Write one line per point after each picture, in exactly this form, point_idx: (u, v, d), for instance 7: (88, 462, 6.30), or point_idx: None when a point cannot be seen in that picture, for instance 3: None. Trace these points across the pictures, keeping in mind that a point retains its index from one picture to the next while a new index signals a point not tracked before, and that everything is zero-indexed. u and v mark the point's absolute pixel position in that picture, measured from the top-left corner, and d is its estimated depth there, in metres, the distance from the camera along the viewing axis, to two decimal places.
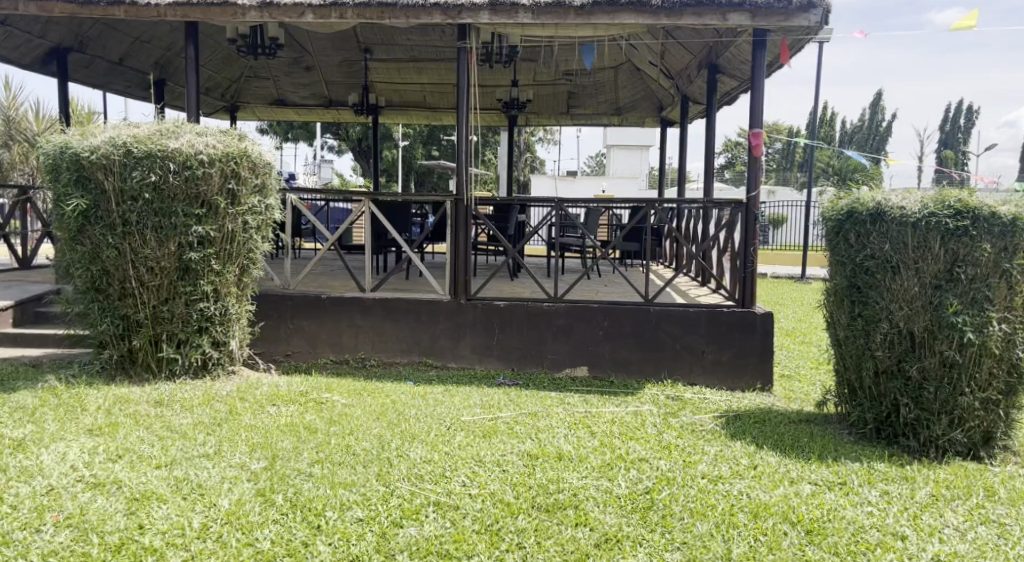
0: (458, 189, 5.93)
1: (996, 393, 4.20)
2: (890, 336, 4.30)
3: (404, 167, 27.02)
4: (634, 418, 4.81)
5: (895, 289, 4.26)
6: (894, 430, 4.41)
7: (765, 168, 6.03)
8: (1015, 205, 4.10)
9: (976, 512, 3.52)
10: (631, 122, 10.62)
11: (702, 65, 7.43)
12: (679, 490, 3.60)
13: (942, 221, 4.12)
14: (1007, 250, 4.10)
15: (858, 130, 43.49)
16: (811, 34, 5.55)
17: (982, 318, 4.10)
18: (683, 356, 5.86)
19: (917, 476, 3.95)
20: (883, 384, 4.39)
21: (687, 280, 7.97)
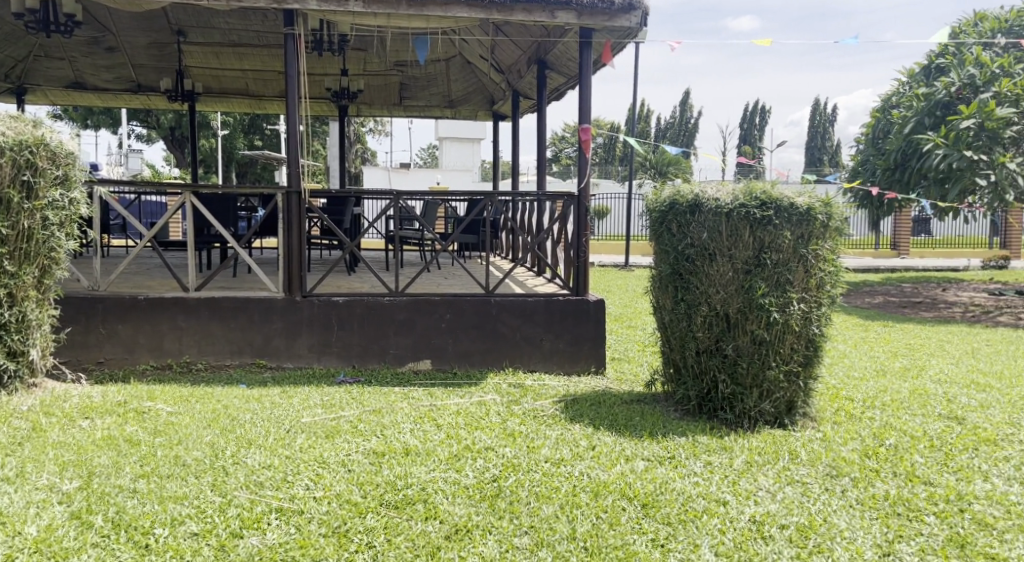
0: (291, 182, 5.70)
1: (797, 365, 4.67)
2: (709, 318, 4.66)
3: (224, 158, 25.47)
4: (478, 408, 4.88)
5: (713, 274, 4.62)
6: (714, 405, 4.80)
7: (594, 162, 6.30)
8: (808, 197, 4.58)
9: (783, 474, 3.92)
10: (463, 115, 10.71)
11: (531, 61, 7.63)
12: (525, 476, 3.70)
13: (750, 211, 4.53)
14: (804, 237, 4.53)
15: (670, 126, 46.63)
16: (631, 36, 5.85)
17: (785, 299, 4.54)
18: (521, 345, 6.01)
19: (733, 445, 4.32)
20: (704, 362, 4.76)
21: (524, 270, 8.17)
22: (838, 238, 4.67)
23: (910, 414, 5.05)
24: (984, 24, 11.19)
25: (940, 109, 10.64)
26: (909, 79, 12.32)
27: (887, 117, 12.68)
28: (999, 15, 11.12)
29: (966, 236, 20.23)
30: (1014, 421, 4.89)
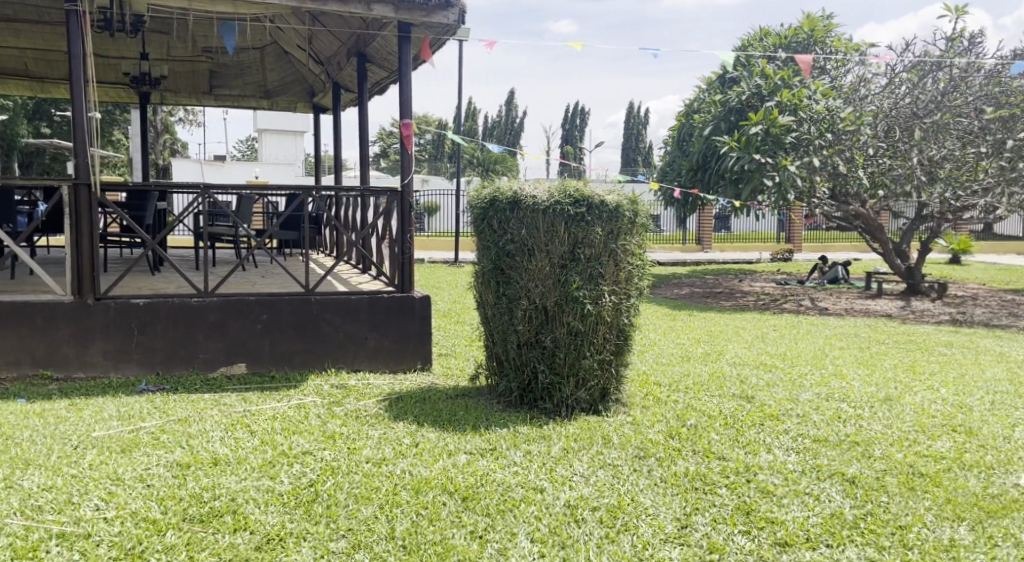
0: (78, 173, 5.13)
1: (609, 354, 4.91)
2: (528, 311, 4.78)
3: (5, 147, 22.68)
4: (297, 412, 4.69)
5: (531, 269, 4.74)
6: (535, 395, 4.96)
7: (415, 158, 6.25)
8: (617, 194, 4.82)
9: (596, 459, 4.12)
10: (281, 107, 10.26)
11: (351, 53, 7.46)
12: (343, 478, 3.61)
13: (564, 208, 4.70)
14: (614, 233, 4.76)
15: (497, 124, 47.55)
16: (449, 33, 5.88)
17: (598, 292, 4.75)
18: (344, 344, 5.85)
19: (551, 433, 4.47)
20: (524, 354, 4.89)
21: (348, 268, 7.97)
22: (644, 234, 4.97)
23: (709, 395, 5.49)
24: (768, 39, 12.34)
25: (734, 115, 11.68)
26: (708, 87, 13.38)
27: (690, 121, 13.73)
28: (780, 32, 12.34)
29: (760, 231, 22.39)
30: (795, 397, 5.47)
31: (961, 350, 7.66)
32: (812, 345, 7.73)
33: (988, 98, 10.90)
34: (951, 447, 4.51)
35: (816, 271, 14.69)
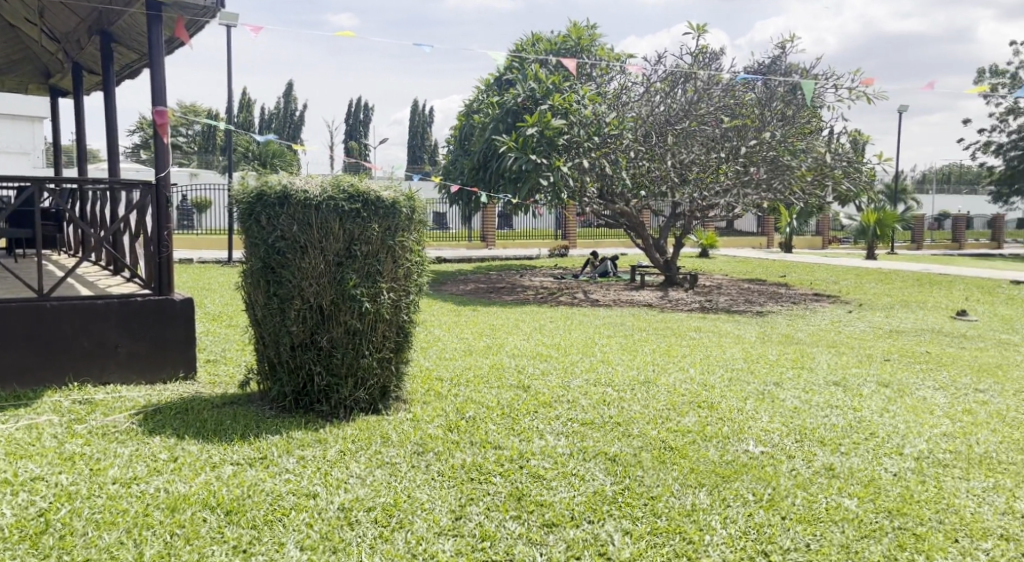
0: None
1: (389, 352, 4.84)
2: (302, 311, 4.57)
3: None
4: (28, 434, 4.11)
5: (304, 267, 4.53)
6: (311, 399, 4.78)
7: (173, 148, 5.73)
8: (394, 190, 4.75)
9: (374, 458, 4.05)
10: (9, 87, 8.97)
11: (93, 31, 6.68)
12: (83, 503, 3.22)
13: (339, 204, 4.54)
14: (391, 229, 4.68)
15: (274, 117, 45.42)
16: (208, 15, 5.47)
17: (375, 289, 4.65)
18: (89, 355, 5.23)
19: (327, 436, 4.33)
20: (299, 356, 4.68)
21: (97, 269, 7.15)
22: (422, 230, 4.95)
23: (488, 387, 5.64)
24: (540, 44, 12.97)
25: (510, 116, 12.12)
26: (487, 88, 13.78)
27: (470, 121, 14.08)
28: (550, 39, 13.02)
29: (539, 228, 23.48)
30: (567, 384, 5.79)
31: (708, 334, 8.58)
32: (583, 334, 8.24)
33: (726, 109, 12.27)
34: (697, 421, 5.02)
35: (589, 266, 15.70)
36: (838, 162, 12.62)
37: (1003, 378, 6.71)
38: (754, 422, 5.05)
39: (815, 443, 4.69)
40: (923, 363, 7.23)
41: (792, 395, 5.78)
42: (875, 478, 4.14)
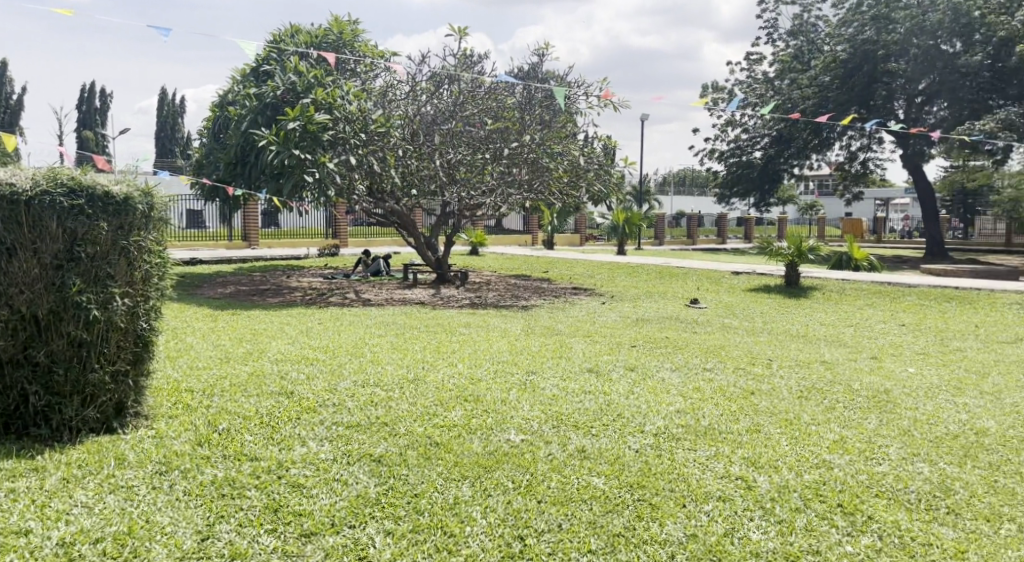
0: None
1: (125, 364, 4.35)
2: (11, 323, 3.96)
3: None
4: None
5: (12, 272, 3.93)
6: (25, 422, 4.19)
7: None
8: (126, 185, 4.26)
9: (105, 483, 3.66)
10: None
11: None
12: None
13: (56, 200, 3.99)
14: (124, 228, 4.20)
15: None
16: None
17: (106, 295, 4.14)
18: None
19: (47, 464, 3.81)
20: (9, 375, 4.06)
21: None
22: (163, 229, 4.51)
23: (246, 395, 5.31)
24: (299, 36, 12.45)
25: (269, 109, 11.34)
26: (243, 78, 12.99)
27: (224, 113, 13.17)
28: (310, 31, 12.58)
29: (306, 226, 22.65)
30: (333, 387, 5.62)
31: (476, 329, 8.83)
32: (352, 335, 8.07)
33: (489, 112, 12.68)
34: (462, 415, 5.12)
35: (360, 265, 15.43)
36: (590, 164, 13.46)
37: (725, 357, 7.67)
38: (515, 411, 5.27)
39: (569, 428, 5.00)
40: (663, 347, 8.05)
41: (551, 384, 6.12)
42: (620, 456, 4.50)
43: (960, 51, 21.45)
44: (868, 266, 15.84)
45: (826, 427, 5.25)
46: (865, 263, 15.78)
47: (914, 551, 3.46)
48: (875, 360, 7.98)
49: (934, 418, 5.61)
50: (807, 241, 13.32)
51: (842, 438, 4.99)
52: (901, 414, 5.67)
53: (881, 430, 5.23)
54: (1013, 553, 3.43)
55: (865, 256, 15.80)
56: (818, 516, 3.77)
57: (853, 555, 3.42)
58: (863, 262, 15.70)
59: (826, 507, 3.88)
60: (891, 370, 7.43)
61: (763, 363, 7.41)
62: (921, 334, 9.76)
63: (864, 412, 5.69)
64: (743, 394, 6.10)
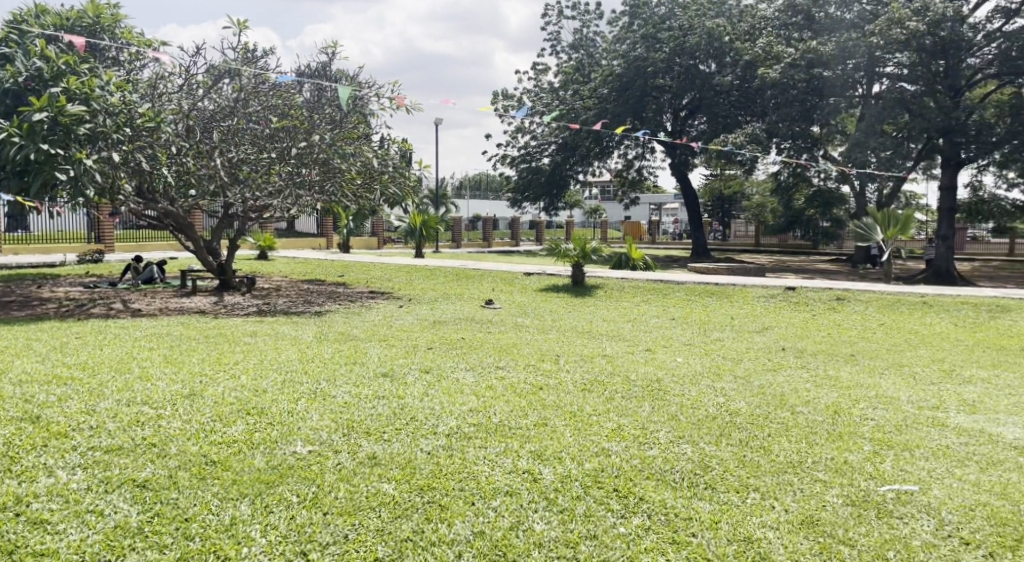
0: None
1: None
2: None
3: None
4: None
5: None
6: None
7: None
8: None
9: None
10: None
11: None
12: None
13: None
14: None
15: None
16: None
17: None
18: None
19: None
20: None
21: None
22: None
23: None
24: (46, 17, 11.16)
25: (9, 97, 10.06)
26: None
27: None
28: (60, 12, 11.27)
29: (64, 231, 20.23)
30: (92, 408, 5.04)
31: (262, 338, 8.35)
32: (117, 349, 7.30)
33: (273, 109, 12.07)
34: (244, 429, 4.81)
35: (130, 272, 14.03)
36: (385, 166, 12.77)
37: (517, 355, 7.92)
38: (303, 422, 5.04)
39: (360, 434, 4.88)
40: (457, 348, 8.14)
41: (343, 391, 5.94)
42: (411, 459, 4.46)
43: (715, 71, 23.96)
44: (644, 265, 17.17)
45: (606, 417, 5.58)
46: (642, 262, 17.10)
47: (678, 526, 3.76)
48: (650, 351, 8.65)
49: (697, 402, 6.18)
50: (590, 243, 14.13)
51: (620, 426, 5.33)
52: (671, 400, 6.17)
53: (653, 416, 5.65)
54: (757, 518, 3.85)
55: (641, 256, 17.11)
56: (596, 502, 3.99)
57: (626, 536, 3.65)
58: (640, 262, 17.00)
59: (604, 493, 4.11)
60: (663, 361, 8.09)
61: (551, 360, 7.75)
62: (688, 326, 10.75)
63: (639, 401, 6.12)
64: (532, 390, 6.32)
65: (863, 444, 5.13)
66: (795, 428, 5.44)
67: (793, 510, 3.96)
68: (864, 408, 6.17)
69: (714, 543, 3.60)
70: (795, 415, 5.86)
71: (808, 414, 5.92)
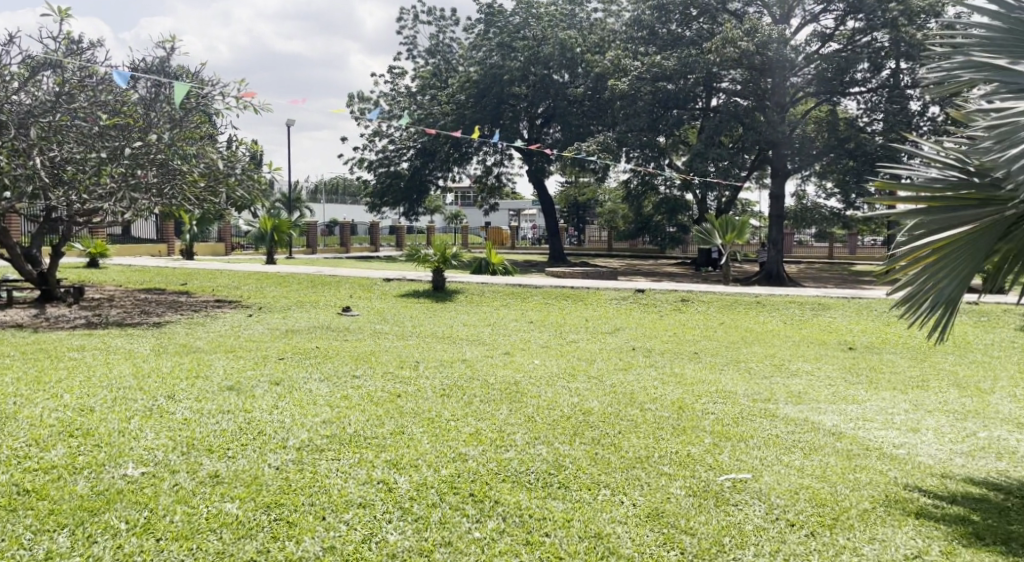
0: None
1: None
2: None
3: None
4: None
5: None
6: None
7: None
8: None
9: None
10: None
11: None
12: None
13: None
14: None
15: None
16: None
17: None
18: None
19: None
20: None
21: None
22: None
23: None
24: None
25: None
26: None
27: None
28: None
29: None
30: None
31: (92, 352, 7.68)
32: None
33: (103, 105, 11.17)
34: (66, 453, 4.38)
35: None
36: (231, 169, 12.13)
37: (374, 363, 7.75)
38: (136, 442, 4.67)
39: (202, 452, 4.57)
40: (311, 357, 7.84)
41: (183, 407, 5.55)
42: (257, 476, 4.24)
43: (568, 81, 24.75)
44: (503, 270, 17.39)
45: (463, 421, 5.57)
46: (501, 267, 17.31)
47: (532, 527, 3.81)
48: (508, 355, 8.75)
49: (553, 403, 6.30)
50: (450, 248, 14.12)
51: (477, 430, 5.34)
52: (527, 403, 6.26)
53: (510, 419, 5.71)
54: (606, 514, 3.97)
55: (500, 261, 17.32)
56: (451, 508, 3.96)
57: (480, 540, 3.64)
58: (499, 267, 17.20)
59: (459, 498, 4.09)
60: (521, 363, 8.21)
61: (410, 366, 7.65)
62: (545, 329, 10.99)
63: (497, 404, 6.16)
64: (390, 398, 6.20)
65: (704, 437, 5.44)
66: (643, 425, 5.67)
67: (640, 504, 4.12)
68: (705, 403, 6.54)
69: (566, 542, 3.67)
70: (644, 412, 6.11)
71: (655, 410, 6.20)
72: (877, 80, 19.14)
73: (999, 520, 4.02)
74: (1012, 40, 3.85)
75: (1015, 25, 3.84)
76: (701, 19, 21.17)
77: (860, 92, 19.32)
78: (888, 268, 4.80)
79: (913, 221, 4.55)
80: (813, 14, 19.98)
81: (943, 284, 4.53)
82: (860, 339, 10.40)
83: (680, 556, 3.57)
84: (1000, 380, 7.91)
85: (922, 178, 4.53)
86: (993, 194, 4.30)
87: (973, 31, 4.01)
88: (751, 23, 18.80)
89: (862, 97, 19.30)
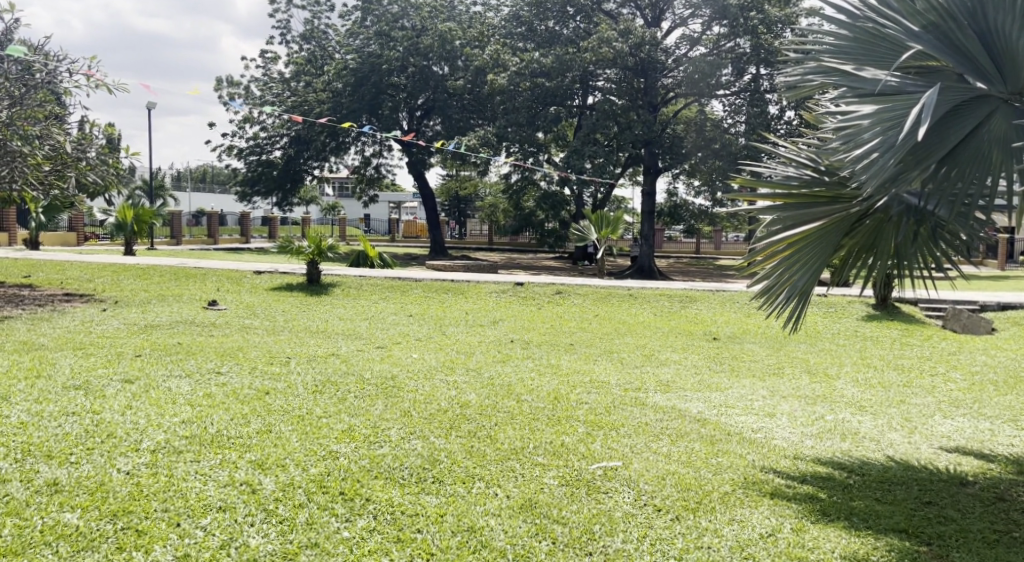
0: None
1: None
2: None
3: None
4: None
5: None
6: None
7: None
8: None
9: None
10: None
11: None
12: None
13: None
14: None
15: None
16: None
17: None
18: None
19: None
20: None
21: None
22: None
23: None
24: None
25: None
26: None
27: None
28: None
29: None
30: None
31: None
32: None
33: None
34: None
35: None
36: (83, 152, 10.93)
37: (242, 359, 7.36)
38: None
39: (38, 459, 4.16)
40: (172, 355, 7.33)
41: (19, 410, 5.02)
42: (103, 482, 3.90)
43: (448, 73, 24.60)
44: (381, 263, 16.97)
45: (335, 418, 5.38)
46: (379, 260, 16.90)
47: (403, 524, 3.71)
48: (384, 349, 8.56)
49: (430, 397, 6.22)
50: (326, 241, 13.57)
51: (349, 427, 5.16)
52: (404, 397, 6.15)
53: (385, 414, 5.57)
54: (480, 507, 3.94)
55: (378, 254, 16.88)
56: (319, 508, 3.80)
57: (349, 540, 3.52)
58: (377, 261, 16.75)
59: (328, 497, 3.93)
60: (398, 357, 8.06)
61: (280, 362, 7.31)
62: (425, 322, 10.88)
63: (371, 400, 6.00)
64: (257, 395, 5.90)
65: (578, 426, 5.54)
66: (518, 417, 5.69)
67: (513, 496, 4.12)
68: (579, 393, 6.68)
69: (438, 538, 3.60)
70: (520, 403, 6.13)
71: (531, 402, 6.25)
72: (740, 84, 20.17)
73: (843, 497, 4.32)
74: (859, 48, 4.10)
75: (860, 33, 4.09)
76: (577, 17, 21.61)
77: (725, 94, 20.30)
78: (748, 261, 5.03)
79: (771, 217, 4.79)
80: (683, 19, 20.82)
81: (797, 276, 4.79)
82: (724, 329, 10.94)
83: (551, 546, 3.59)
84: (846, 366, 8.55)
85: (779, 176, 4.76)
86: (840, 192, 4.60)
87: (824, 38, 4.24)
88: (625, 24, 19.41)
89: (727, 99, 20.30)
